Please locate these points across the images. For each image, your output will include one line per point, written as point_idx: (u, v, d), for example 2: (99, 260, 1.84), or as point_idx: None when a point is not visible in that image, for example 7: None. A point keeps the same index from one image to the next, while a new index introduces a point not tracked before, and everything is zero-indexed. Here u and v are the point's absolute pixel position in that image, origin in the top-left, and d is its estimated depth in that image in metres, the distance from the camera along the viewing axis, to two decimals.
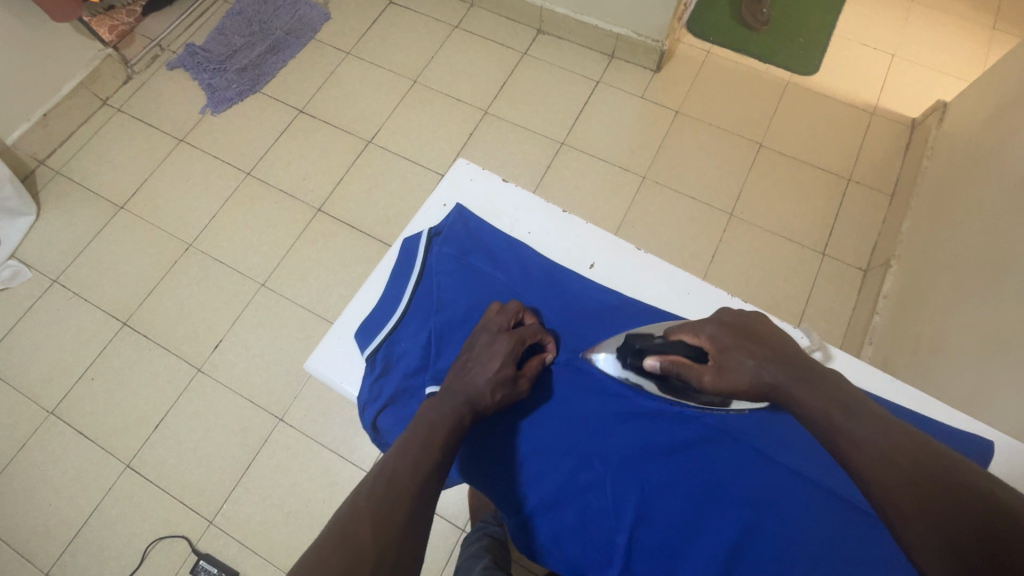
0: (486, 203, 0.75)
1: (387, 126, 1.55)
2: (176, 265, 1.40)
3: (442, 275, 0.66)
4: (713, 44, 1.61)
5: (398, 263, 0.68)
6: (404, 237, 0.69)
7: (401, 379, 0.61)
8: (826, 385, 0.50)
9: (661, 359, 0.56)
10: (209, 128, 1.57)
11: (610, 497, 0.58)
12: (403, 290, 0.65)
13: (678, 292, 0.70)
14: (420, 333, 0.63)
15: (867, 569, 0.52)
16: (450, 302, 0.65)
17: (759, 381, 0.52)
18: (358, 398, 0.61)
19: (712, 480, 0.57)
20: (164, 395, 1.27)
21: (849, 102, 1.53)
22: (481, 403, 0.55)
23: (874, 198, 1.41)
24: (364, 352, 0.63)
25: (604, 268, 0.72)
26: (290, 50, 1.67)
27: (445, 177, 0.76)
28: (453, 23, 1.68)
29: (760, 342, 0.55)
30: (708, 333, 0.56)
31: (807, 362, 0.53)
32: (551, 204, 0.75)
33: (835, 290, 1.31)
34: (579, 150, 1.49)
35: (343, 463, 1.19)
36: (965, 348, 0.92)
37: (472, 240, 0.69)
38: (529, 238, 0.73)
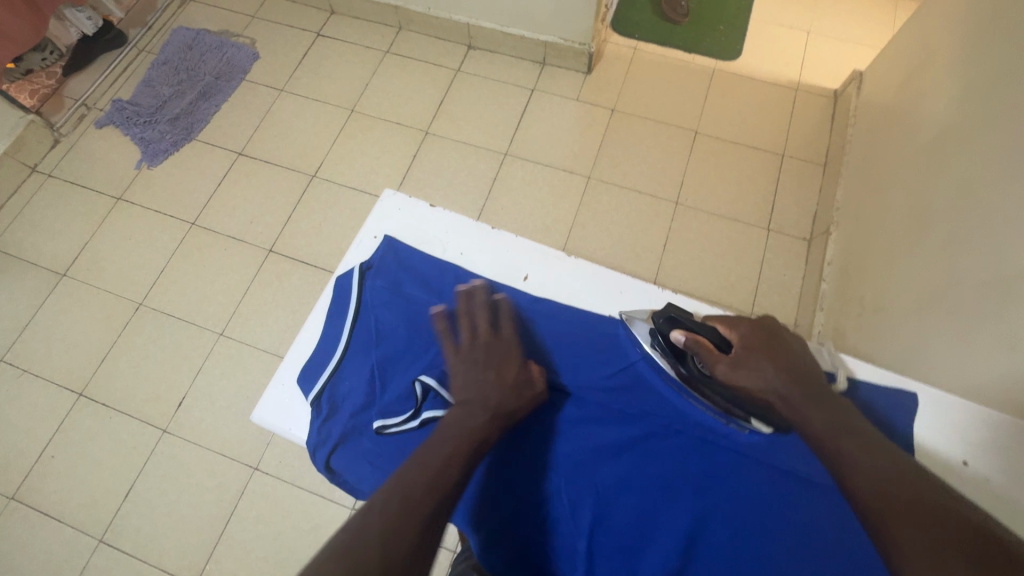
0: (416, 229, 0.75)
1: (329, 158, 1.55)
2: (128, 326, 1.37)
3: (378, 309, 0.66)
4: (639, 40, 1.66)
5: (333, 303, 0.68)
6: (336, 277, 0.69)
7: (349, 418, 0.61)
8: (835, 407, 0.52)
9: (688, 336, 0.61)
10: (148, 182, 1.53)
11: (568, 503, 0.60)
12: (341, 330, 0.65)
13: (610, 294, 0.73)
14: (363, 368, 0.63)
15: (810, 532, 0.56)
16: (389, 333, 0.65)
17: (770, 387, 0.55)
18: (307, 444, 0.61)
19: (663, 473, 0.61)
20: (130, 462, 1.23)
21: (773, 82, 1.59)
22: (512, 407, 0.58)
23: (809, 170, 1.47)
24: (307, 397, 0.63)
25: (537, 278, 0.73)
26: (222, 94, 1.65)
27: (374, 208, 0.76)
28: (383, 49, 1.69)
29: (786, 353, 0.58)
30: (741, 331, 0.60)
31: (825, 384, 0.55)
32: (480, 223, 0.76)
33: (783, 263, 1.36)
34: (523, 159, 1.51)
35: (324, 504, 1.17)
36: (902, 301, 0.96)
37: (404, 270, 0.69)
38: (462, 258, 0.74)
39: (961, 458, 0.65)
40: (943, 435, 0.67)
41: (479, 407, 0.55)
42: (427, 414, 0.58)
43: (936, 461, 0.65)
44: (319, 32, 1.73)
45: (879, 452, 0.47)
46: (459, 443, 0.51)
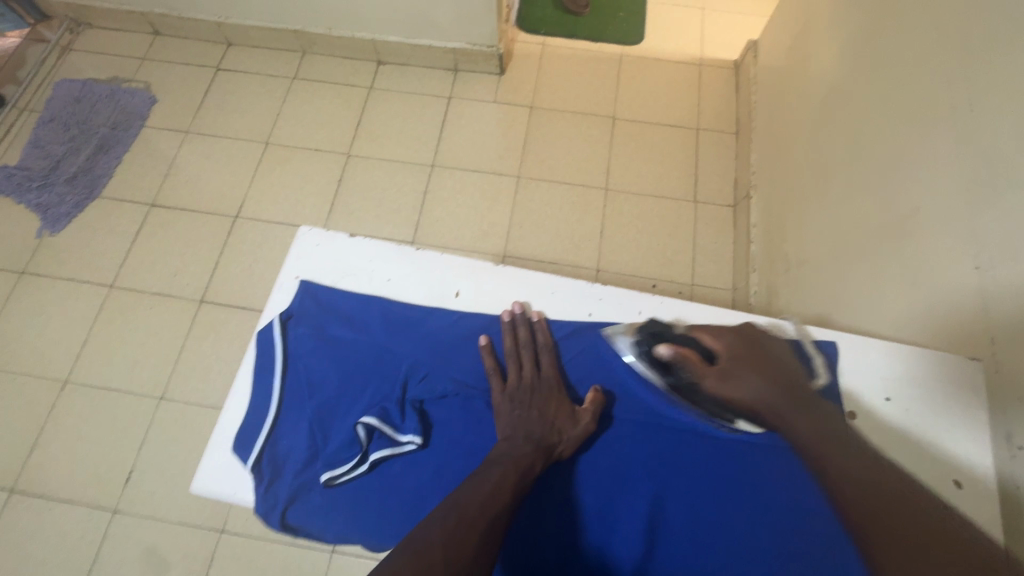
0: (337, 261, 0.70)
1: (251, 196, 1.48)
2: (55, 407, 1.26)
3: (307, 357, 0.63)
4: (546, 36, 1.68)
5: (256, 359, 0.63)
6: (254, 333, 0.64)
7: (296, 478, 0.58)
8: (815, 413, 0.59)
9: (674, 349, 0.64)
10: (53, 251, 1.42)
11: (534, 509, 0.64)
12: (271, 386, 0.61)
13: (543, 295, 0.72)
14: (302, 423, 0.60)
15: (751, 491, 0.64)
16: (321, 380, 0.61)
17: (756, 399, 0.61)
18: (255, 512, 0.57)
19: (618, 463, 0.66)
20: (81, 553, 1.14)
21: (678, 60, 1.65)
22: (553, 443, 0.60)
23: (723, 139, 1.54)
24: (245, 463, 0.58)
25: (469, 293, 0.70)
26: (121, 145, 1.55)
27: (291, 246, 0.71)
28: (290, 75, 1.64)
29: (768, 361, 0.63)
30: (725, 340, 0.65)
31: (811, 393, 0.61)
32: (401, 244, 0.72)
33: (714, 232, 1.42)
34: (451, 168, 1.51)
35: (302, 552, 1.12)
36: (819, 252, 1.03)
37: (328, 312, 0.66)
38: (390, 284, 0.69)
39: (885, 396, 0.69)
40: (866, 376, 0.70)
41: (522, 446, 0.58)
42: (373, 457, 0.58)
43: (861, 407, 0.69)
44: (219, 66, 1.65)
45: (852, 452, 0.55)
46: (509, 470, 0.55)
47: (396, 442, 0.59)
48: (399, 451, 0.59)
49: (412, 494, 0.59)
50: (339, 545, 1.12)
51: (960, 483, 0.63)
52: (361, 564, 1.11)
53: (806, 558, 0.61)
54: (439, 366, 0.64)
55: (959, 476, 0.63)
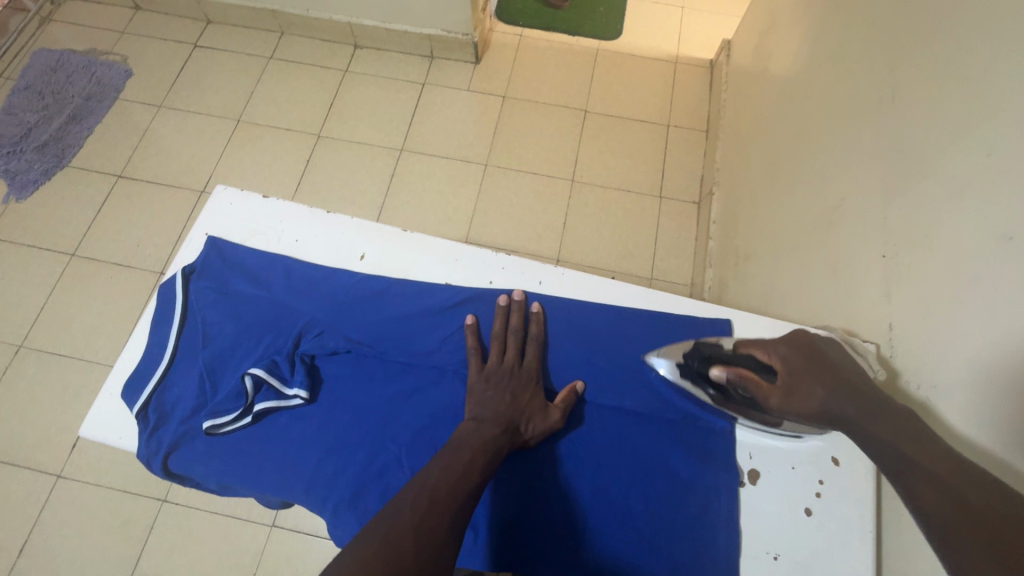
0: (250, 221, 0.71)
1: (219, 171, 1.49)
2: (7, 371, 1.27)
3: (206, 309, 0.63)
4: (524, 27, 1.69)
5: (158, 309, 0.64)
6: (157, 285, 0.65)
7: (181, 424, 0.59)
8: (891, 412, 0.49)
9: (727, 371, 0.62)
10: (17, 217, 1.43)
11: (409, 471, 0.59)
12: (167, 335, 0.62)
13: (448, 261, 0.71)
14: (193, 373, 0.61)
15: (631, 456, 0.66)
16: (217, 332, 0.62)
17: (826, 411, 0.53)
18: (138, 457, 0.58)
19: None
20: (22, 515, 1.15)
21: (654, 57, 1.66)
22: (518, 433, 0.59)
23: (692, 137, 1.54)
24: (132, 408, 0.59)
25: (375, 256, 0.70)
26: (93, 116, 1.55)
27: (205, 204, 0.72)
28: (267, 55, 1.64)
29: (834, 369, 0.55)
30: (781, 353, 0.60)
31: (883, 395, 0.51)
32: (313, 206, 0.72)
33: (676, 227, 1.43)
34: (420, 153, 1.51)
35: (241, 524, 1.13)
36: (764, 245, 1.03)
37: (231, 268, 0.66)
38: (298, 245, 0.70)
39: None
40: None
41: (493, 432, 0.57)
42: (257, 409, 0.59)
43: None
44: (196, 43, 1.66)
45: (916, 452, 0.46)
46: (477, 453, 0.54)
47: (283, 395, 0.60)
48: (285, 404, 0.60)
49: (293, 447, 0.60)
50: (279, 517, 1.13)
51: (837, 460, 0.64)
52: (300, 537, 1.12)
53: (678, 524, 0.63)
54: (335, 324, 0.65)
55: (837, 452, 0.64)
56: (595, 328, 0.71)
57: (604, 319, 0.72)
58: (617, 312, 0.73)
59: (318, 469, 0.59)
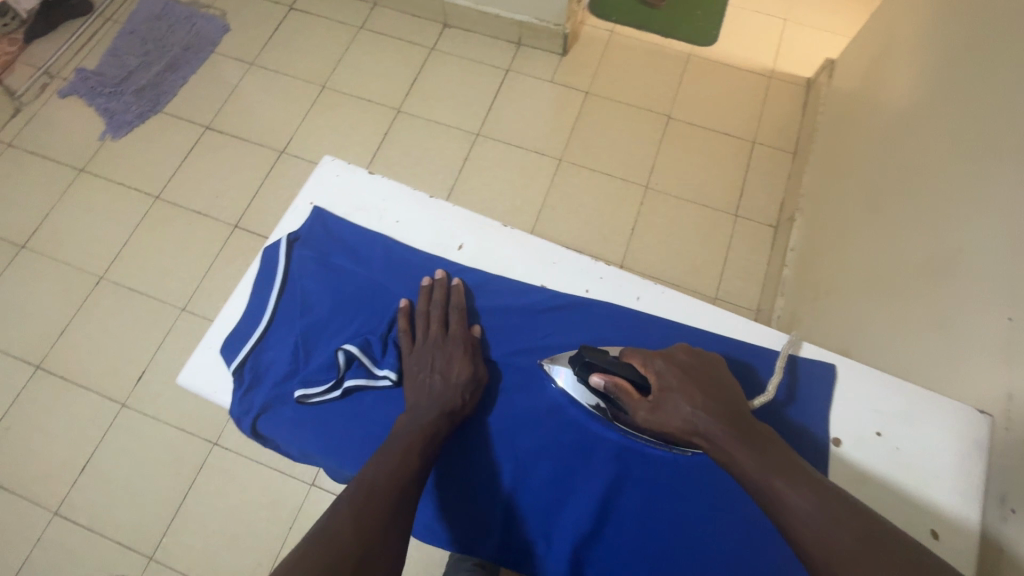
0: (353, 195, 0.72)
1: (299, 134, 1.52)
2: (88, 300, 1.34)
3: (305, 279, 0.65)
4: (616, 23, 1.64)
5: (260, 272, 0.66)
6: (262, 248, 0.66)
7: (272, 389, 0.60)
8: (767, 447, 0.51)
9: (606, 379, 0.58)
10: (111, 155, 1.50)
11: (485, 473, 0.62)
12: (267, 299, 0.64)
13: (543, 262, 0.70)
14: (288, 340, 0.62)
15: (716, 491, 0.60)
16: (315, 304, 0.64)
17: (693, 427, 0.54)
18: (230, 413, 0.60)
19: (582, 437, 0.63)
20: (87, 436, 1.22)
21: (748, 69, 1.59)
22: (460, 407, 0.59)
23: (778, 157, 1.48)
24: (230, 365, 0.62)
25: (472, 248, 0.71)
26: (189, 66, 1.61)
27: (312, 172, 0.73)
28: (357, 25, 1.66)
29: (703, 387, 0.57)
30: (656, 367, 0.58)
31: (755, 424, 0.54)
32: (417, 189, 0.73)
33: (749, 249, 1.37)
34: (495, 140, 1.50)
35: (284, 478, 1.17)
36: (850, 283, 0.98)
37: (333, 242, 0.68)
38: (398, 227, 0.71)
39: (876, 429, 0.64)
40: (856, 408, 0.65)
41: (428, 414, 0.57)
42: (348, 384, 0.60)
43: (850, 436, 0.64)
44: (291, 6, 1.69)
45: (828, 503, 0.46)
46: (416, 439, 0.54)
47: (372, 375, 0.61)
48: (374, 384, 0.61)
49: (376, 427, 0.60)
50: (320, 478, 1.17)
51: (937, 534, 0.59)
52: None
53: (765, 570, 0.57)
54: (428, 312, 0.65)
55: (938, 526, 0.59)
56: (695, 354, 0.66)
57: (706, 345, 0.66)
58: (722, 341, 0.67)
59: None
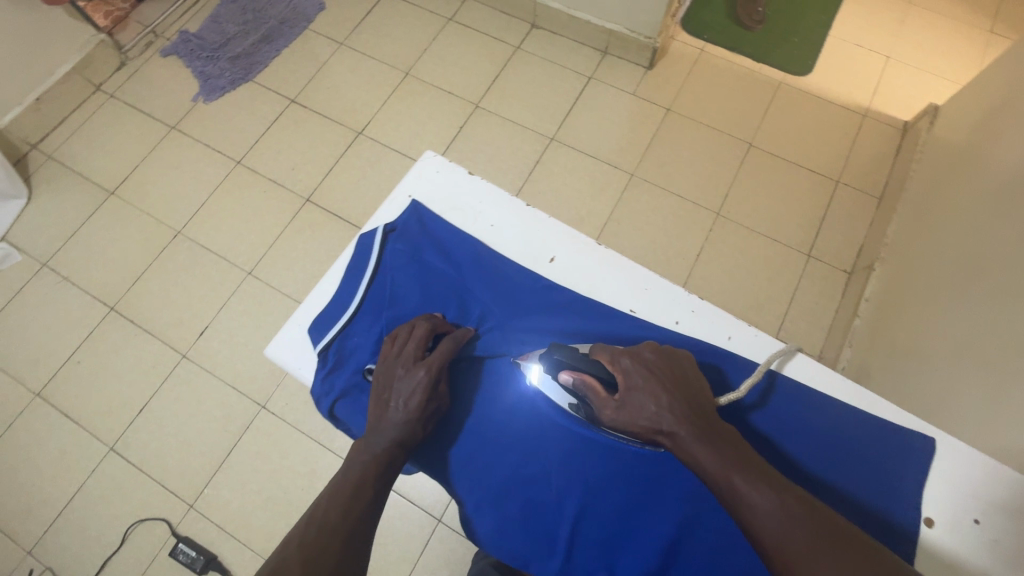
0: (451, 193, 0.74)
1: (378, 118, 1.55)
2: (164, 251, 1.41)
3: (396, 272, 0.66)
4: (707, 42, 1.60)
5: (354, 257, 0.68)
6: (359, 234, 0.68)
7: (353, 375, 0.62)
8: (727, 443, 0.49)
9: (574, 377, 0.55)
10: (201, 116, 1.57)
11: (554, 491, 0.58)
12: (358, 285, 0.66)
13: (633, 287, 0.69)
14: (373, 328, 0.63)
15: None
16: (403, 298, 0.65)
17: (655, 425, 0.51)
18: (311, 392, 0.62)
19: (654, 473, 0.57)
20: (147, 381, 1.28)
21: (841, 104, 1.52)
22: (413, 440, 0.55)
23: (861, 200, 1.41)
24: (316, 345, 0.64)
25: (564, 263, 0.70)
26: (283, 39, 1.67)
27: (413, 166, 0.75)
28: (447, 16, 1.68)
29: (671, 385, 0.53)
30: (622, 364, 0.54)
31: (717, 420, 0.51)
32: (515, 196, 0.73)
33: (818, 291, 1.32)
34: (568, 146, 1.49)
35: (323, 451, 1.20)
36: (940, 350, 0.93)
37: (426, 236, 0.69)
38: (491, 231, 0.72)
39: (973, 517, 0.60)
40: (952, 494, 0.61)
41: (381, 444, 0.53)
42: None
43: (943, 520, 0.60)
44: None
45: (784, 497, 0.44)
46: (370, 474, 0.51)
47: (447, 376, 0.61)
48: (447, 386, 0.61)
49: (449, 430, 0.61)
50: None
51: None
52: None
53: None
54: (511, 323, 0.65)
55: None
56: (797, 411, 0.63)
57: (808, 406, 0.64)
58: (824, 400, 0.65)
59: (467, 459, 0.60)
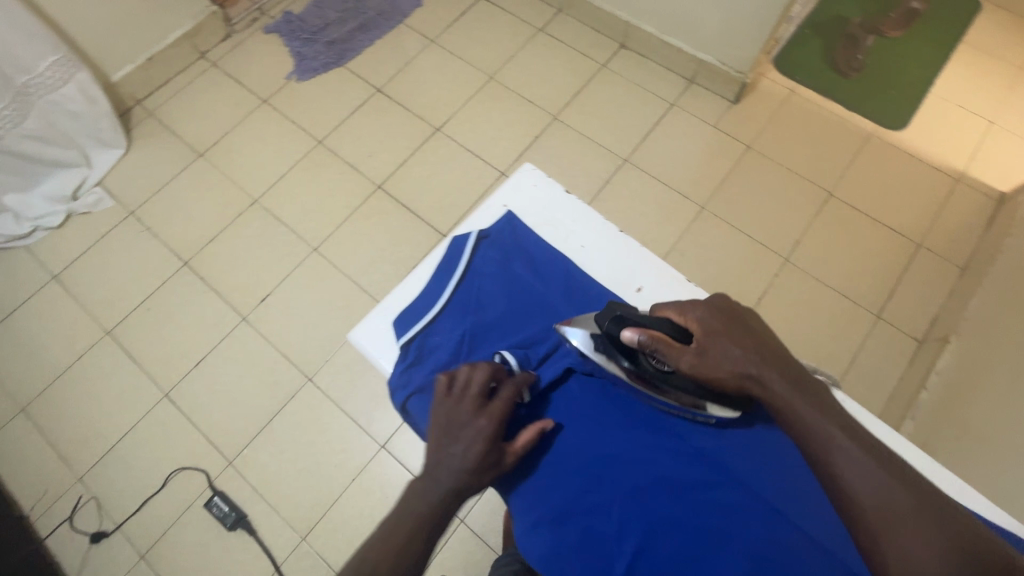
0: (546, 209, 0.77)
1: (457, 117, 1.59)
2: (240, 217, 1.48)
3: (484, 278, 0.68)
4: (799, 83, 1.56)
5: (445, 257, 0.70)
6: (453, 235, 0.71)
7: (432, 373, 0.63)
8: (809, 387, 0.51)
9: (639, 334, 0.56)
10: (292, 94, 1.64)
11: (616, 523, 0.55)
12: (446, 286, 0.68)
13: None
14: (455, 330, 0.65)
15: None
16: (488, 304, 0.67)
17: (737, 371, 0.53)
18: (388, 382, 0.64)
19: (717, 523, 0.55)
20: (207, 337, 1.35)
21: (933, 165, 1.45)
22: (470, 491, 0.52)
23: (942, 268, 1.34)
24: (399, 338, 0.67)
25: (649, 292, 0.72)
26: (378, 30, 1.72)
27: (511, 177, 0.79)
28: (538, 26, 1.70)
29: (748, 332, 0.55)
30: (693, 316, 0.57)
31: (796, 364, 0.54)
32: (608, 221, 0.76)
33: (883, 356, 1.26)
34: (641, 170, 1.48)
35: (360, 432, 1.24)
36: (1018, 443, 0.87)
37: (517, 248, 0.71)
38: (581, 251, 0.75)
39: None
40: None
41: (439, 492, 0.50)
42: None
43: None
44: None
45: (868, 446, 0.46)
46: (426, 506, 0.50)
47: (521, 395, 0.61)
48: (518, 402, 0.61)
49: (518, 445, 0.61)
50: (391, 443, 1.23)
51: None
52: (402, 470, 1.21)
53: None
54: None
55: None
56: None
57: None
58: None
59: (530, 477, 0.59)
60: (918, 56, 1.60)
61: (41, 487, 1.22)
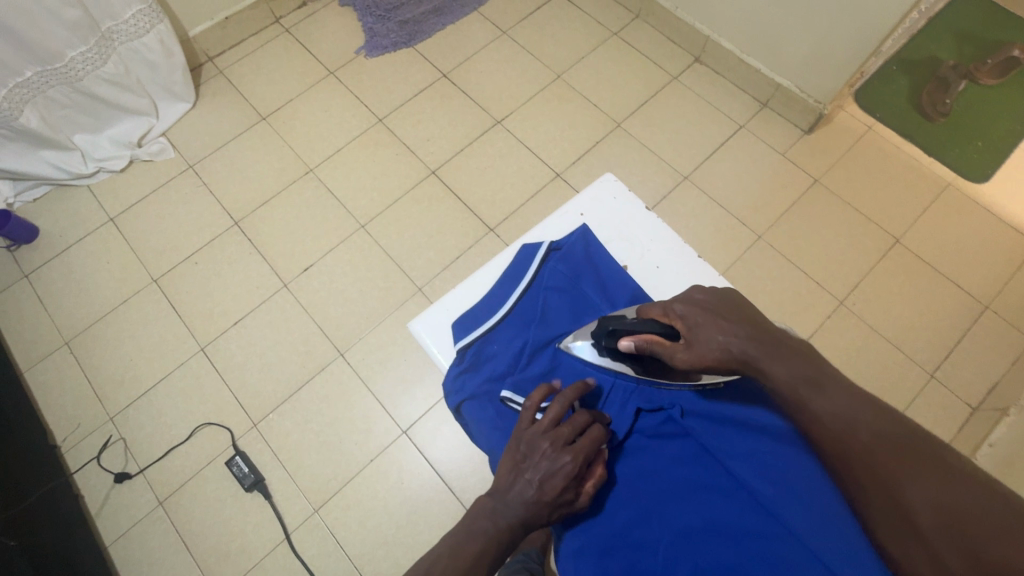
0: (621, 226, 0.76)
1: (519, 112, 1.57)
2: (293, 184, 1.50)
3: (550, 290, 0.68)
4: (878, 121, 1.50)
5: (512, 264, 0.71)
6: (523, 244, 0.71)
7: (486, 380, 0.64)
8: (794, 355, 0.52)
9: (633, 339, 0.58)
10: (359, 69, 1.65)
11: (660, 562, 0.55)
12: (510, 293, 0.68)
13: None
14: (514, 341, 0.66)
15: None
16: (551, 319, 0.67)
17: (728, 353, 0.53)
18: (442, 383, 0.66)
19: None
20: (248, 298, 1.37)
21: (1013, 224, 1.37)
22: (537, 522, 0.53)
23: (1008, 334, 1.27)
24: (457, 341, 0.67)
25: None
26: (451, 15, 1.71)
27: (589, 189, 0.78)
28: (613, 30, 1.66)
29: (730, 312, 0.55)
30: (676, 309, 0.57)
31: (782, 335, 0.54)
32: (686, 245, 0.74)
33: (932, 417, 1.20)
34: (700, 190, 1.44)
35: (384, 415, 1.24)
36: None
37: (588, 263, 0.70)
38: (655, 272, 0.73)
39: None
40: None
41: (507, 520, 0.52)
42: None
43: None
44: None
45: (858, 405, 0.48)
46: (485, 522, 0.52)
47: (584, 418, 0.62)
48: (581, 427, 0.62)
49: None
50: (412, 430, 1.23)
51: None
52: (421, 458, 1.20)
53: None
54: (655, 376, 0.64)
55: None
56: None
57: None
58: None
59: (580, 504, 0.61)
60: (1011, 108, 1.51)
61: (74, 421, 1.26)
